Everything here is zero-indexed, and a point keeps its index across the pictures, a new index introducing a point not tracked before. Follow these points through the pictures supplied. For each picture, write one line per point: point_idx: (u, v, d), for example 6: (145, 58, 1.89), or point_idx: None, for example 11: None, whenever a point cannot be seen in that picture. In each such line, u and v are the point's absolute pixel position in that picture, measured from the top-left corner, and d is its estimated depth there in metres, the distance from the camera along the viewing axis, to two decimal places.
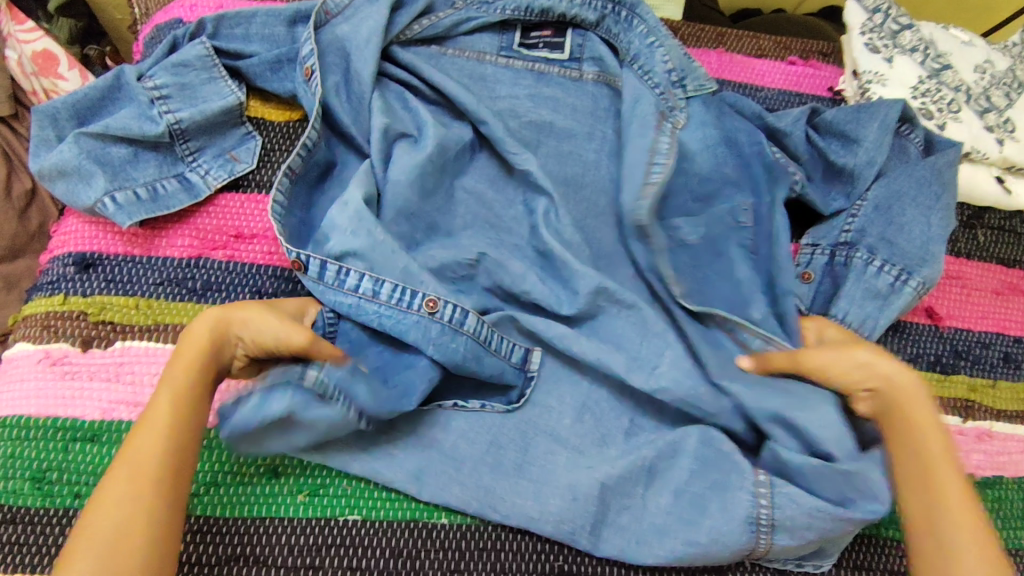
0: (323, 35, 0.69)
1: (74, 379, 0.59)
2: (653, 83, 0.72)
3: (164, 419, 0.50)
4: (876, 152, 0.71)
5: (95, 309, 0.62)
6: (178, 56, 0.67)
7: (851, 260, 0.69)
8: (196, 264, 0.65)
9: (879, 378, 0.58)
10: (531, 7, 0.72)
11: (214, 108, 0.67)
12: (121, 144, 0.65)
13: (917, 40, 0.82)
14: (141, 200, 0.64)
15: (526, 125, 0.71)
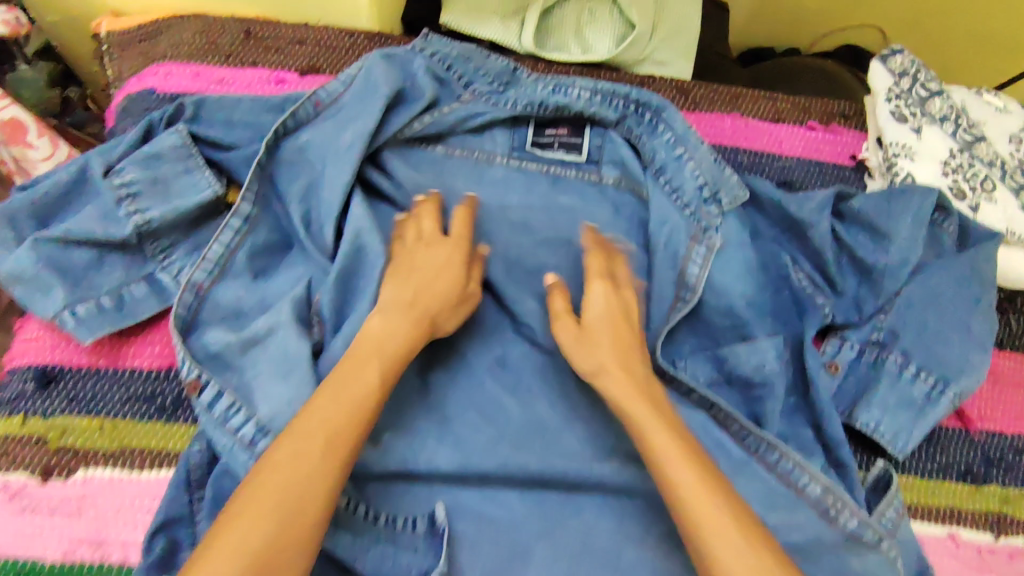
0: (309, 129, 0.67)
1: (32, 514, 0.55)
2: (683, 202, 0.69)
3: (379, 353, 0.52)
4: (909, 249, 0.66)
5: (57, 431, 0.57)
6: (152, 148, 0.64)
7: (881, 361, 0.65)
8: (165, 376, 0.60)
9: (606, 355, 0.55)
10: (545, 103, 0.71)
11: (189, 207, 0.62)
12: (84, 248, 0.60)
13: (948, 108, 0.76)
14: (104, 308, 0.60)
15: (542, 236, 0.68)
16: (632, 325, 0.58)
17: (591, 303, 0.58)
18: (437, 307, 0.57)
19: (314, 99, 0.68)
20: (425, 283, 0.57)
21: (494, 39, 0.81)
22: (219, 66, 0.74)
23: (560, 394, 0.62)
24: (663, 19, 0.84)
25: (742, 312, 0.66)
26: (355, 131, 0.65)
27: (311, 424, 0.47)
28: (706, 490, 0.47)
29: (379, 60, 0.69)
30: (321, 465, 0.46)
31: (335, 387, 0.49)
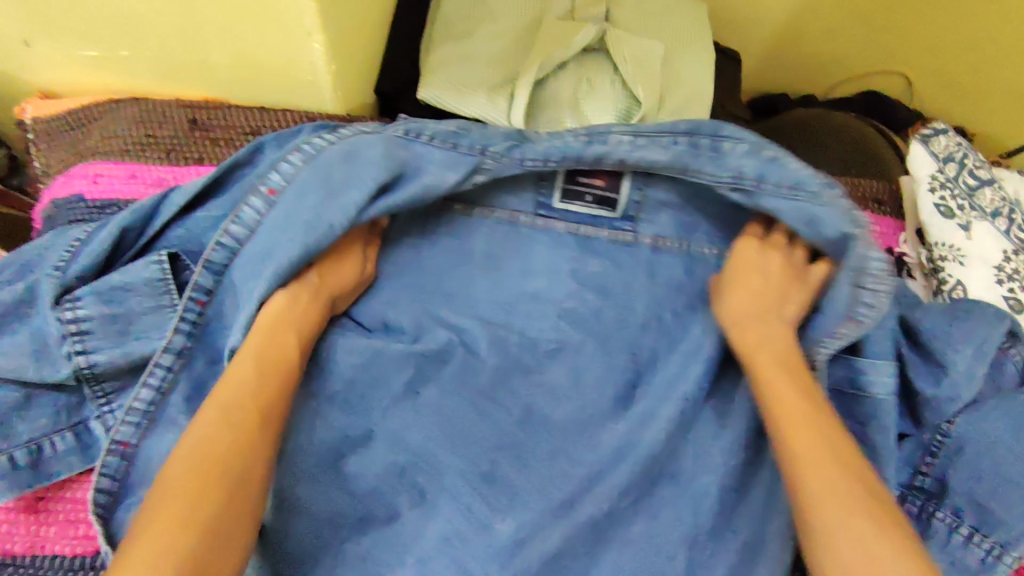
0: (258, 237, 0.55)
1: None
2: (813, 194, 0.54)
3: (291, 326, 0.51)
4: (967, 384, 0.58)
5: None
6: (116, 276, 0.55)
7: (929, 518, 0.58)
8: (92, 561, 0.54)
9: (751, 314, 0.54)
10: (579, 155, 0.57)
11: (141, 350, 0.55)
12: (13, 385, 0.53)
13: (1000, 201, 0.66)
14: (18, 467, 0.53)
15: (539, 356, 0.58)
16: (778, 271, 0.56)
17: (745, 262, 0.57)
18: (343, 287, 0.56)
19: (265, 186, 0.57)
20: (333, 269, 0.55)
21: (481, 118, 0.72)
22: (160, 164, 0.65)
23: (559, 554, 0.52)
24: (671, 92, 0.75)
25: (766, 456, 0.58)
26: (296, 247, 0.53)
27: (230, 391, 0.46)
28: (818, 437, 0.45)
29: (347, 156, 0.56)
30: (238, 430, 0.44)
31: (256, 353, 0.48)
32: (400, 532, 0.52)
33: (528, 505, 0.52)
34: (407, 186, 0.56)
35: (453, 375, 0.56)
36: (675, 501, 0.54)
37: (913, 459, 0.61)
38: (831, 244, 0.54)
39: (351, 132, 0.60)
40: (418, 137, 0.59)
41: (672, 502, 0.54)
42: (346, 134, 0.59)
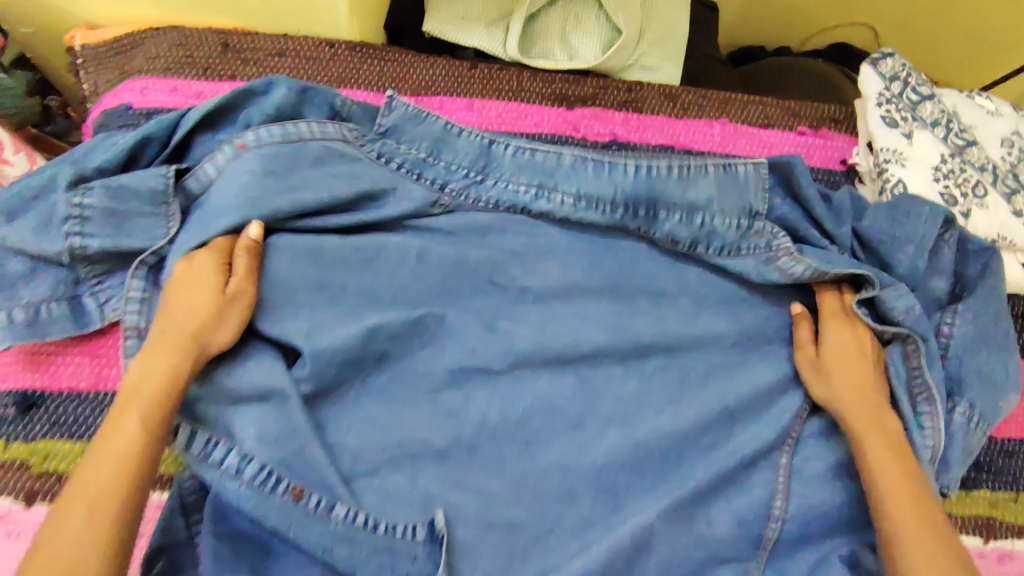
0: (216, 188, 0.62)
1: (18, 540, 0.55)
2: (734, 224, 0.69)
3: (142, 393, 0.51)
4: (912, 276, 0.65)
5: (37, 457, 0.57)
6: (127, 178, 0.61)
7: (952, 413, 0.64)
8: None
9: (853, 399, 0.62)
10: (528, 161, 0.69)
11: (134, 244, 0.60)
12: (22, 258, 0.59)
13: (939, 112, 0.75)
14: (13, 323, 0.58)
15: (537, 247, 0.68)
16: (868, 360, 0.64)
17: (841, 376, 0.63)
18: (193, 324, 0.55)
19: (238, 141, 0.63)
20: (189, 303, 0.56)
21: (480, 47, 0.81)
22: (197, 79, 0.74)
23: (549, 390, 0.64)
24: (651, 24, 0.83)
25: (727, 327, 0.68)
26: (238, 217, 0.60)
27: (86, 481, 0.47)
28: (922, 522, 0.54)
29: (316, 160, 0.65)
30: (80, 533, 0.45)
31: (100, 442, 0.49)
32: (419, 373, 0.63)
33: (529, 355, 0.64)
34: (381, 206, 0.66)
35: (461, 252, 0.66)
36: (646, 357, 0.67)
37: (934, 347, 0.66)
38: (738, 249, 0.69)
39: (336, 129, 0.68)
40: (391, 161, 0.68)
41: (643, 359, 0.67)
42: (329, 130, 0.67)
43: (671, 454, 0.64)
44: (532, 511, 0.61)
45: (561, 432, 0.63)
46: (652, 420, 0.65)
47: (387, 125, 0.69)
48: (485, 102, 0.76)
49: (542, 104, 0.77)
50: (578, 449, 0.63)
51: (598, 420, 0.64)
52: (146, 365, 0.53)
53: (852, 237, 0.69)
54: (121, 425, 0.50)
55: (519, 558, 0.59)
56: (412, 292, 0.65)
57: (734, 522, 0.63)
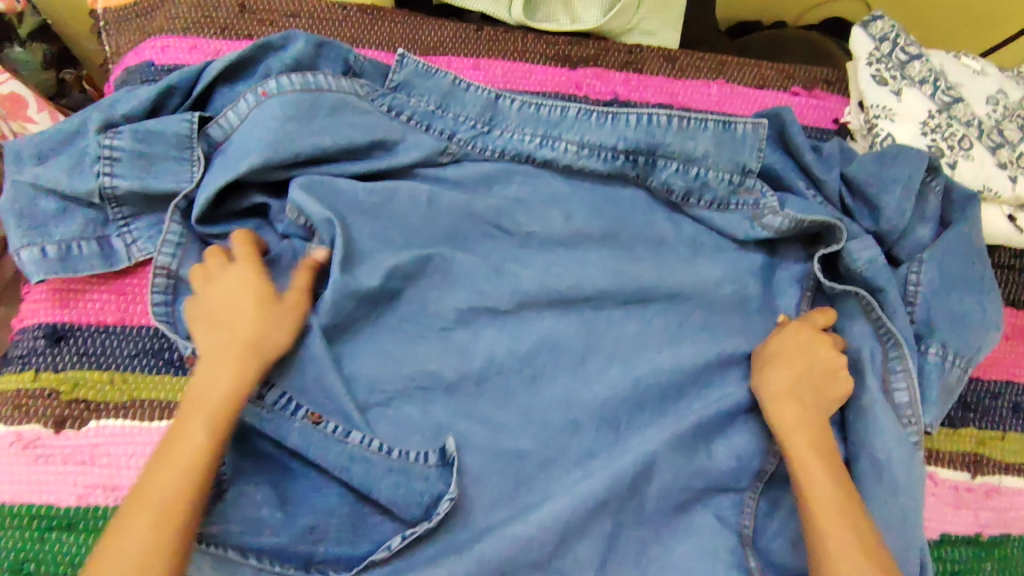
0: (238, 132, 0.65)
1: (48, 463, 0.58)
2: (730, 177, 0.72)
3: (204, 405, 0.54)
4: (898, 220, 0.68)
5: (67, 386, 0.60)
6: (157, 123, 0.64)
7: (924, 355, 0.67)
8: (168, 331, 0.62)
9: (789, 390, 0.63)
10: (535, 115, 0.72)
11: (159, 186, 0.63)
12: (53, 198, 0.63)
13: (927, 71, 0.78)
14: (49, 259, 0.62)
15: (544, 194, 0.71)
16: (812, 356, 0.65)
17: (777, 378, 0.64)
18: (252, 335, 0.57)
19: (260, 89, 0.66)
20: (235, 313, 0.58)
21: (484, 10, 0.83)
22: (216, 39, 0.77)
23: (553, 328, 0.67)
24: None
25: (725, 271, 0.71)
26: (262, 156, 0.63)
27: (153, 487, 0.50)
28: (843, 520, 0.56)
29: (332, 111, 0.66)
30: (149, 536, 0.49)
31: (165, 449, 0.52)
32: (427, 310, 0.66)
33: (534, 296, 0.67)
34: (394, 154, 0.69)
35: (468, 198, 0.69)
36: (646, 300, 0.69)
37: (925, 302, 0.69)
38: (739, 196, 0.72)
39: (349, 83, 0.69)
40: (400, 114, 0.70)
41: (644, 301, 0.69)
42: (343, 84, 0.69)
43: (671, 391, 0.67)
44: (539, 439, 0.63)
45: (565, 369, 0.66)
46: (652, 359, 0.67)
47: (398, 81, 0.70)
48: (490, 62, 0.79)
49: (546, 64, 0.80)
50: (582, 385, 0.66)
51: (603, 358, 0.67)
52: (205, 375, 0.55)
53: (841, 187, 0.72)
54: (186, 434, 0.53)
55: (525, 486, 0.62)
56: (422, 237, 0.67)
57: (731, 456, 0.66)
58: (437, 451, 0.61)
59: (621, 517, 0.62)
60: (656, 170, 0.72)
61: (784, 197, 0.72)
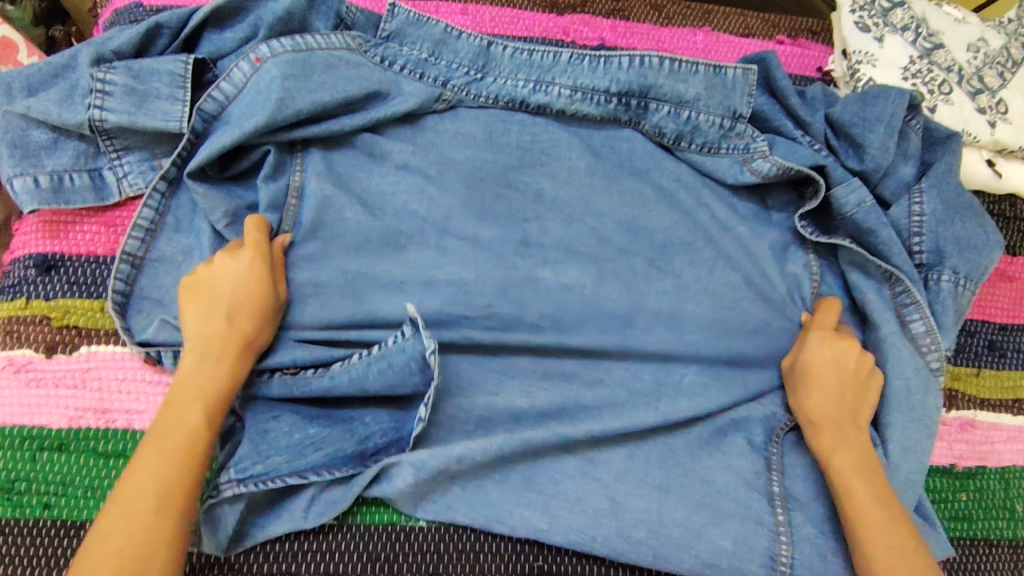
0: (237, 104, 0.64)
1: (39, 386, 0.59)
2: (724, 123, 0.71)
3: (199, 388, 0.56)
4: (882, 158, 0.69)
5: (58, 313, 0.61)
6: (152, 62, 0.63)
7: (934, 283, 0.68)
8: (156, 264, 0.62)
9: (813, 390, 0.64)
10: (529, 60, 0.70)
11: (149, 122, 0.62)
12: (44, 129, 0.63)
13: (909, 19, 0.79)
14: (40, 189, 0.62)
15: (534, 135, 0.71)
16: (844, 371, 0.64)
17: (811, 398, 0.64)
18: (245, 326, 0.58)
19: (254, 55, 0.64)
20: (234, 301, 0.58)
21: None
22: None
23: (541, 262, 0.67)
24: None
25: (713, 210, 0.71)
26: (261, 120, 0.62)
27: (143, 467, 0.53)
28: (879, 514, 0.59)
29: (327, 67, 0.65)
30: (149, 514, 0.51)
31: (159, 429, 0.54)
32: (414, 244, 0.66)
33: (521, 233, 0.68)
34: (388, 103, 0.67)
35: (456, 136, 0.69)
36: (633, 236, 0.69)
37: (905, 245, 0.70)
38: (734, 140, 0.71)
39: (339, 38, 0.67)
40: (393, 64, 0.68)
41: (631, 239, 0.69)
42: (333, 40, 0.67)
43: (660, 328, 0.67)
44: (527, 372, 0.65)
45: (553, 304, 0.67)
46: (639, 295, 0.68)
47: (390, 30, 0.68)
48: (478, 8, 0.79)
49: (533, 10, 0.80)
50: (567, 320, 0.66)
51: (600, 300, 0.66)
52: (194, 352, 0.57)
53: (826, 128, 0.73)
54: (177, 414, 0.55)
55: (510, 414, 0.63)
56: (410, 172, 0.68)
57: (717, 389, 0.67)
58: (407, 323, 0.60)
59: (612, 451, 0.64)
60: (649, 112, 0.71)
61: (773, 139, 0.72)
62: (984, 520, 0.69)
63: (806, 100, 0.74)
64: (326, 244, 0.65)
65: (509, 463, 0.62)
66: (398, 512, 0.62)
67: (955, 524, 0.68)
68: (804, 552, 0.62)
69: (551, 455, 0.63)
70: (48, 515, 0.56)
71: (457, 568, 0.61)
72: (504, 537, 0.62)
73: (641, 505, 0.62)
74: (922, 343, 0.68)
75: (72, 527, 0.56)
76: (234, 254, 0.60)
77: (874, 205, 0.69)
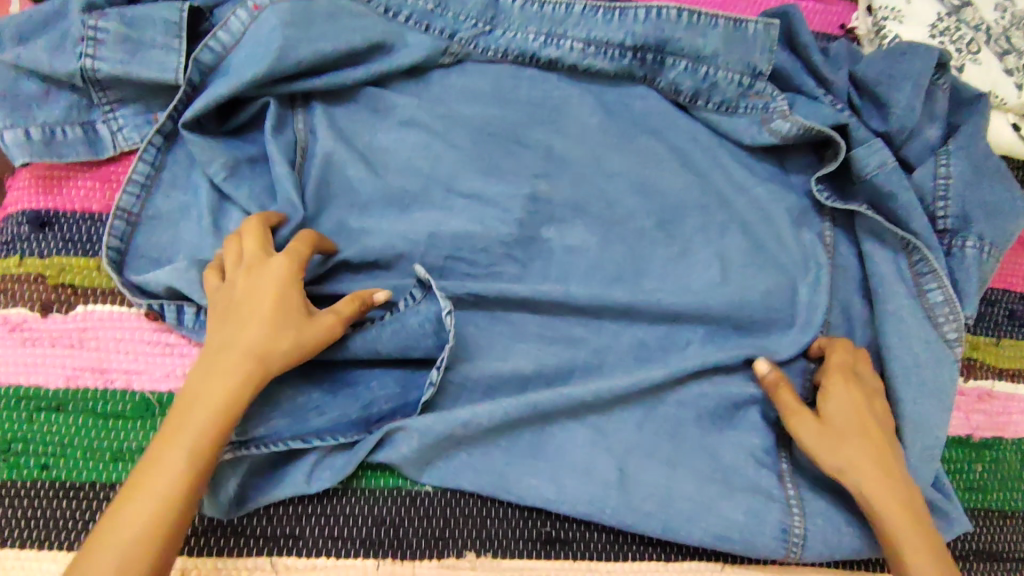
0: (235, 55, 0.61)
1: (35, 345, 0.58)
2: (742, 81, 0.68)
3: (225, 396, 0.51)
4: (908, 118, 0.67)
5: (53, 271, 0.59)
6: (146, 8, 0.60)
7: (957, 249, 0.66)
8: (154, 222, 0.60)
9: (848, 434, 0.58)
10: (541, 11, 0.66)
11: (144, 73, 0.59)
12: (36, 80, 0.60)
13: None
14: (32, 142, 0.60)
15: (545, 92, 0.68)
16: (877, 415, 0.60)
17: (862, 451, 0.57)
18: (277, 341, 0.52)
19: (252, 3, 0.61)
20: (250, 319, 0.52)
21: None
22: None
23: (551, 225, 0.65)
24: None
25: (730, 173, 0.69)
26: (261, 70, 0.59)
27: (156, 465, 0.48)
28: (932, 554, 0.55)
29: (329, 16, 0.62)
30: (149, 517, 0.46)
31: (178, 425, 0.50)
32: (421, 204, 0.64)
33: (531, 194, 0.65)
34: (393, 56, 0.65)
35: (464, 93, 0.67)
36: (647, 198, 0.67)
37: (928, 209, 0.67)
38: (753, 99, 0.68)
39: None
40: (397, 14, 0.65)
41: (645, 201, 0.67)
42: None
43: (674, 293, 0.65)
44: (536, 336, 0.63)
45: (564, 268, 0.65)
46: (651, 259, 0.66)
47: None
48: None
49: None
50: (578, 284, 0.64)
51: (607, 261, 0.65)
52: (223, 358, 0.52)
53: (850, 88, 0.70)
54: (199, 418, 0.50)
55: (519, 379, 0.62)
56: (416, 129, 0.65)
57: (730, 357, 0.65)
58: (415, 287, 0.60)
59: (623, 418, 0.62)
60: (665, 69, 0.68)
61: (794, 98, 0.69)
62: (999, 491, 0.67)
63: (828, 57, 0.71)
64: (329, 203, 0.62)
65: (517, 429, 0.61)
66: (402, 476, 0.61)
67: (969, 497, 0.67)
68: (817, 522, 0.61)
69: (559, 421, 0.61)
70: (45, 476, 0.55)
71: (464, 532, 0.60)
72: (509, 503, 0.61)
73: (652, 473, 0.61)
74: (940, 313, 0.65)
75: (70, 488, 0.55)
76: (261, 269, 0.54)
77: (895, 167, 0.66)
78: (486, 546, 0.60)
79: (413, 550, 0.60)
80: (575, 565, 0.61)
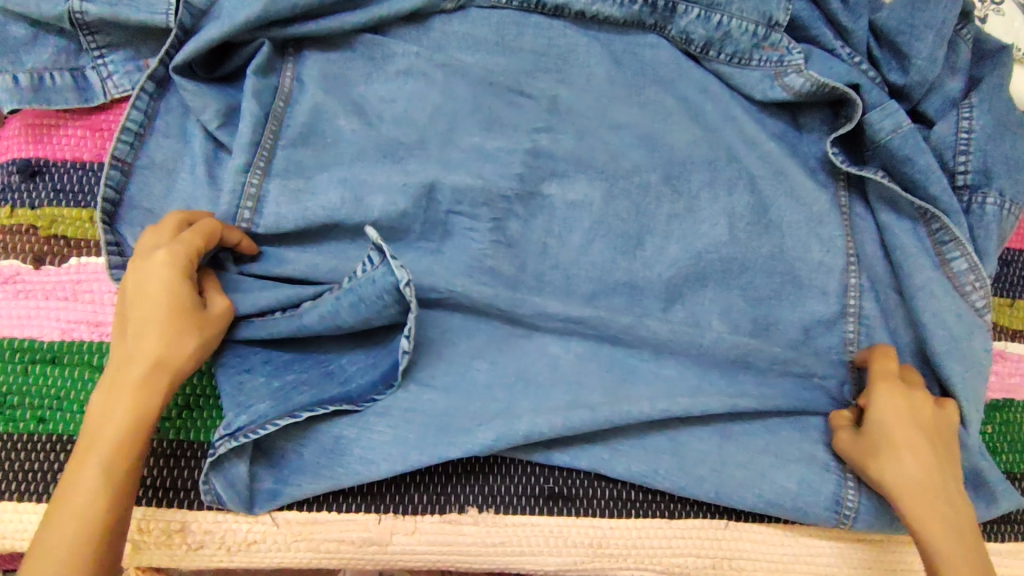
0: None
1: (28, 298, 0.57)
2: (758, 29, 0.65)
3: (129, 401, 0.50)
4: (928, 70, 0.64)
5: (45, 222, 0.58)
6: None
7: (977, 206, 0.64)
8: (146, 172, 0.58)
9: (888, 417, 0.57)
10: None
11: (132, 15, 0.57)
12: (21, 23, 0.58)
13: None
14: (19, 88, 0.58)
15: (551, 40, 0.65)
16: (926, 425, 0.57)
17: (899, 466, 0.56)
18: (174, 336, 0.51)
19: None
20: (143, 327, 0.51)
21: None
22: None
23: (556, 179, 0.63)
24: None
25: (742, 127, 0.66)
26: (255, 12, 0.57)
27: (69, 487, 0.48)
28: (949, 536, 0.54)
29: None
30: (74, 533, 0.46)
31: (86, 443, 0.49)
32: (422, 156, 0.61)
33: (535, 146, 0.63)
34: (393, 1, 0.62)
35: (467, 41, 0.64)
36: (656, 151, 0.65)
37: (948, 164, 0.65)
38: (769, 49, 0.65)
39: None
40: None
41: (654, 155, 0.65)
42: None
43: (682, 250, 0.63)
44: (540, 294, 0.62)
45: (568, 222, 0.63)
46: (657, 214, 0.64)
47: None
48: None
49: None
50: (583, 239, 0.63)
51: (612, 217, 0.63)
52: (122, 364, 0.51)
53: (869, 38, 0.67)
54: (107, 429, 0.49)
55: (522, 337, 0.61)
56: (417, 78, 0.63)
57: (739, 316, 0.64)
58: (373, 251, 0.55)
59: (628, 377, 0.61)
60: (676, 17, 0.65)
61: (809, 49, 0.66)
62: (1008, 453, 0.67)
63: None
64: (327, 155, 0.60)
65: (520, 388, 0.60)
66: None
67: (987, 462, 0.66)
68: (823, 484, 0.60)
69: (564, 380, 0.60)
70: (41, 429, 0.54)
71: (466, 487, 0.60)
72: (513, 459, 0.60)
73: (655, 432, 0.60)
74: (965, 282, 0.63)
75: (67, 441, 0.54)
76: (144, 266, 0.51)
77: (911, 130, 0.63)
78: (489, 501, 0.60)
79: (417, 505, 0.59)
80: (577, 521, 0.60)
